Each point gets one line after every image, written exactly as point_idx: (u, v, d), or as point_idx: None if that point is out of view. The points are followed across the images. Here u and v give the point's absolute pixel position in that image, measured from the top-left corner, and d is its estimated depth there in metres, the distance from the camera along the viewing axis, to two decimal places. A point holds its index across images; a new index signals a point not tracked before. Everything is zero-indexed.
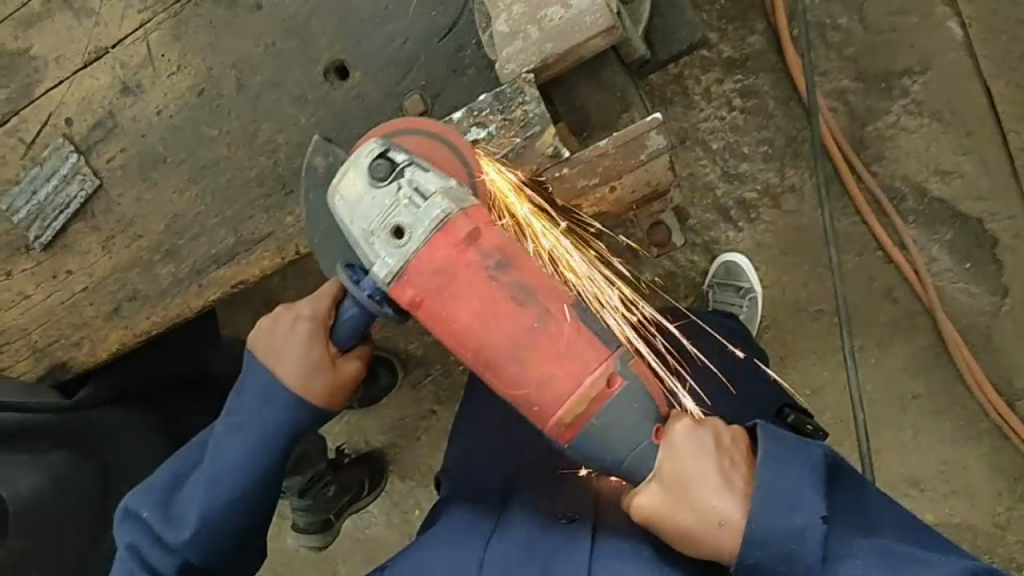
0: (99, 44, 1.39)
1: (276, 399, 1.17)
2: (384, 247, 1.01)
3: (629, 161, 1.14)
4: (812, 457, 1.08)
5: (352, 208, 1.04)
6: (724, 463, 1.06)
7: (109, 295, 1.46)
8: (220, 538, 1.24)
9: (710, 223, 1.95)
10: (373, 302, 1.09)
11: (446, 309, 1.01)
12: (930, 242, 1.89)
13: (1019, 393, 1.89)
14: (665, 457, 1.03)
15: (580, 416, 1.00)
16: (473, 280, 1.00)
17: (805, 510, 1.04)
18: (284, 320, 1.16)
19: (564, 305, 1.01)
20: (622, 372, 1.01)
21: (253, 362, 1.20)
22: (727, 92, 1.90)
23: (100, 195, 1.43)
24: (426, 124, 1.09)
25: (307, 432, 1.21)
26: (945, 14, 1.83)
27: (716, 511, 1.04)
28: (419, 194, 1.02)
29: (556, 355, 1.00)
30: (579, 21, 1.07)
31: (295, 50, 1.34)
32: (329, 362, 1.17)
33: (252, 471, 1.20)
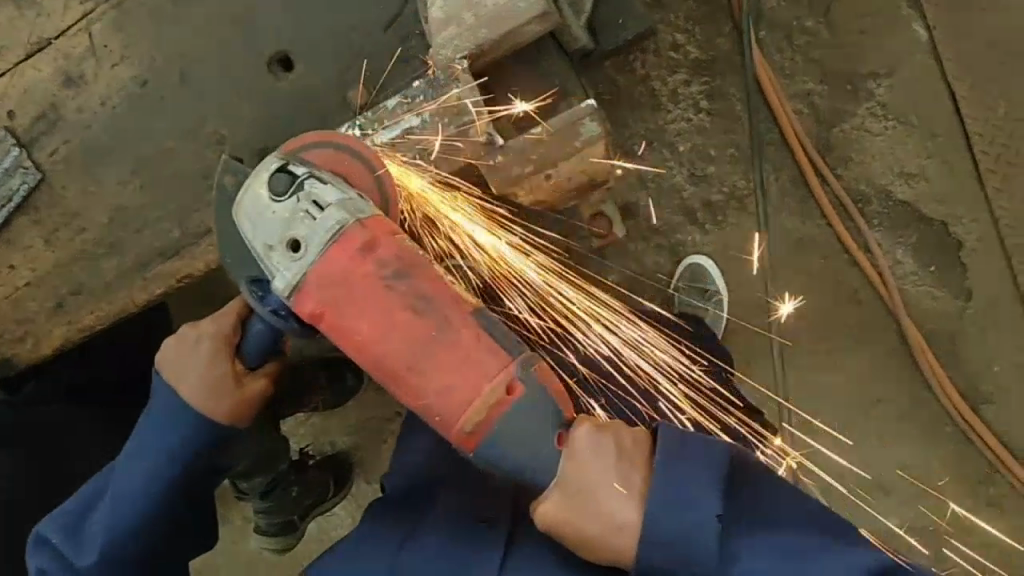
0: (41, 36, 1.38)
1: (177, 420, 1.17)
2: (284, 260, 1.04)
3: (566, 146, 1.21)
4: (710, 455, 1.01)
5: (255, 223, 1.07)
6: (624, 465, 1.01)
7: (53, 290, 1.43)
8: (130, 559, 1.23)
9: (676, 225, 1.90)
10: (277, 317, 1.11)
11: (341, 320, 1.01)
12: (894, 245, 1.87)
13: (983, 397, 1.87)
14: (565, 462, 1.00)
15: (481, 424, 0.98)
16: (368, 290, 1.00)
17: (701, 510, 0.97)
18: (189, 338, 1.17)
19: (462, 313, 1.02)
20: (520, 377, 1.00)
21: (159, 382, 1.20)
22: (694, 95, 1.86)
23: (42, 188, 1.41)
24: (332, 140, 1.13)
25: (209, 450, 1.20)
26: (910, 16, 1.82)
27: (614, 515, 0.99)
28: (316, 206, 1.04)
29: (453, 362, 0.99)
30: (513, 8, 1.14)
31: (240, 40, 1.35)
32: (234, 379, 1.17)
33: (153, 490, 1.20)
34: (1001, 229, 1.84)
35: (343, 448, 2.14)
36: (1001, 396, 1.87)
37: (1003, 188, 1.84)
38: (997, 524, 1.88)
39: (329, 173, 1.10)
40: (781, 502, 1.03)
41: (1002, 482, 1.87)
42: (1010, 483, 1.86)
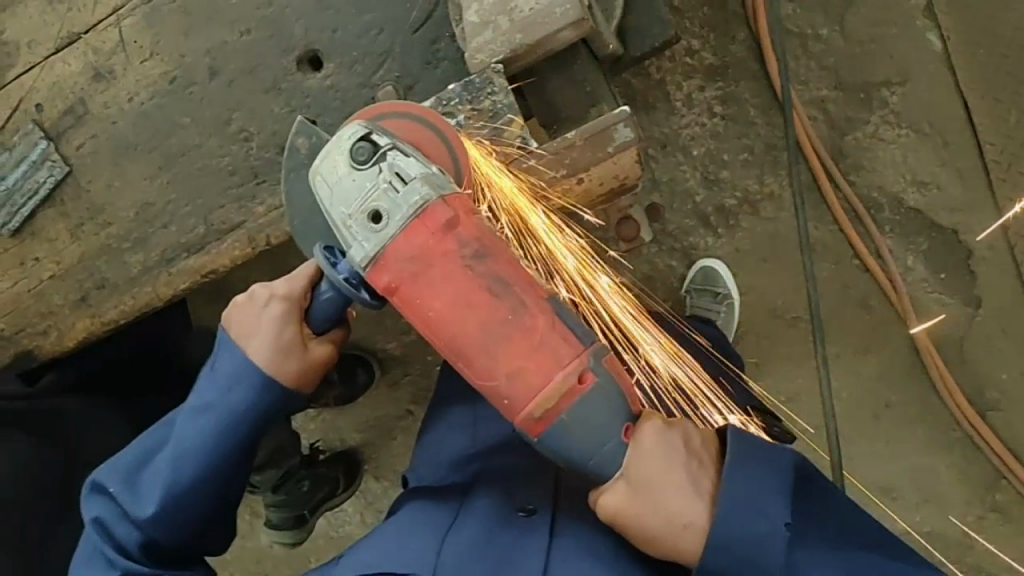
0: (71, 30, 1.40)
1: (245, 378, 1.17)
2: (362, 230, 1.04)
3: (596, 154, 1.21)
4: (783, 465, 1.04)
5: (333, 191, 1.07)
6: (693, 466, 1.04)
7: (78, 283, 1.45)
8: (186, 517, 1.22)
9: (689, 229, 1.91)
10: (349, 285, 1.11)
11: (420, 296, 1.02)
12: (905, 252, 1.88)
13: (990, 403, 1.88)
14: (631, 455, 1.02)
15: (550, 409, 1.00)
16: (449, 268, 1.01)
17: (770, 517, 1.01)
18: (260, 297, 1.17)
19: (539, 298, 1.03)
20: (592, 367, 1.01)
21: (227, 339, 1.20)
22: (709, 99, 1.87)
23: (69, 181, 1.42)
24: (412, 112, 1.12)
25: (275, 413, 1.20)
26: (925, 26, 1.84)
27: (680, 513, 1.01)
28: (399, 179, 1.04)
29: (529, 346, 1.00)
30: (549, 12, 1.14)
31: (268, 39, 1.37)
32: (301, 343, 1.18)
33: (216, 447, 1.19)
34: (1010, 238, 1.85)
35: (354, 445, 2.14)
36: (1008, 403, 1.88)
37: (1013, 198, 1.84)
38: (1002, 529, 1.90)
39: (411, 145, 1.09)
40: (840, 517, 1.09)
41: (1008, 488, 1.88)
42: (1017, 490, 1.87)
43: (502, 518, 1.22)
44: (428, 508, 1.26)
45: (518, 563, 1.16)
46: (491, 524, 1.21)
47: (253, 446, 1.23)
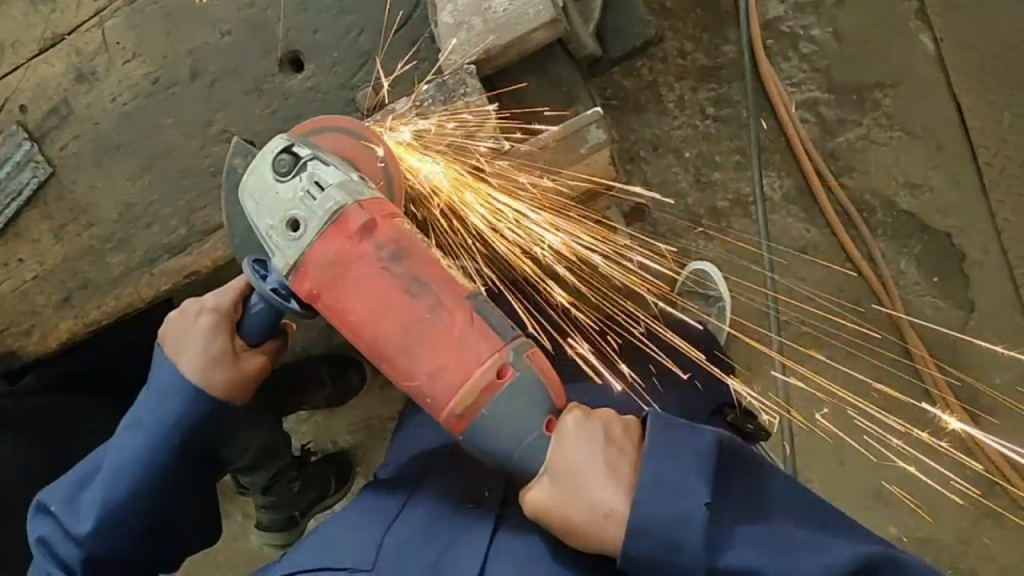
0: (55, 31, 1.41)
1: (176, 389, 1.18)
2: (283, 239, 1.08)
3: (570, 155, 1.20)
4: (703, 446, 0.98)
5: (259, 204, 1.12)
6: (612, 451, 0.98)
7: (61, 284, 1.45)
8: (129, 532, 1.22)
9: (680, 231, 1.90)
10: (278, 296, 1.12)
11: (339, 299, 1.05)
12: (898, 255, 1.87)
13: (983, 407, 1.87)
14: (553, 447, 0.99)
15: (470, 407, 1.00)
16: (365, 271, 1.04)
17: (689, 497, 0.94)
18: (190, 312, 1.19)
19: (457, 295, 1.04)
20: (511, 362, 1.01)
21: (159, 355, 1.21)
22: (700, 101, 1.87)
23: (53, 182, 1.43)
24: (338, 126, 1.17)
25: (208, 423, 1.20)
26: (918, 28, 1.83)
27: (600, 501, 0.96)
28: (317, 187, 1.08)
29: (445, 343, 1.01)
30: (523, 14, 1.15)
31: (252, 40, 1.37)
32: (232, 353, 1.19)
33: (153, 459, 1.20)
34: (1005, 242, 1.85)
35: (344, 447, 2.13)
36: (1002, 408, 1.87)
37: (1006, 201, 1.84)
38: (995, 535, 1.88)
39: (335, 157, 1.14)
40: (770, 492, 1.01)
41: (1000, 493, 1.87)
42: (1009, 494, 1.87)
43: (451, 511, 1.20)
44: (377, 503, 1.26)
45: (459, 558, 1.14)
46: (434, 524, 1.19)
47: (190, 458, 1.23)
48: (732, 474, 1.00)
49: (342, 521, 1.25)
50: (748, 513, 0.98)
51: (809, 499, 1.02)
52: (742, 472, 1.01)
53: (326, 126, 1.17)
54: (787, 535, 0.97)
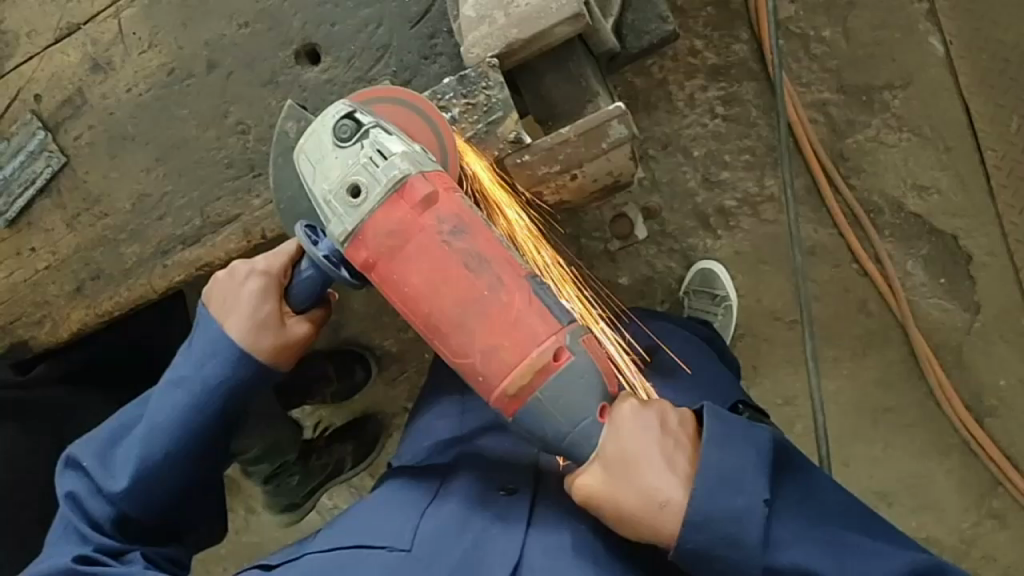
0: (71, 20, 1.40)
1: (222, 351, 1.19)
2: (342, 205, 1.09)
3: (591, 149, 1.20)
4: (760, 443, 1.04)
5: (317, 166, 1.12)
6: (669, 445, 1.02)
7: (73, 274, 1.45)
8: (160, 493, 1.23)
9: (688, 230, 1.91)
10: (329, 263, 1.14)
11: (398, 271, 1.07)
12: (905, 256, 1.87)
13: (987, 409, 1.88)
14: (607, 433, 1.02)
15: (523, 386, 1.03)
16: (427, 242, 1.06)
17: (748, 493, 1.00)
18: (239, 273, 1.19)
19: (516, 275, 1.07)
20: (567, 344, 1.04)
21: (203, 314, 1.22)
22: (710, 100, 1.87)
23: (67, 172, 1.43)
24: (397, 96, 1.18)
25: (252, 387, 1.21)
26: (928, 30, 1.83)
27: (658, 491, 1.00)
28: (380, 155, 1.09)
29: (505, 321, 1.04)
30: (545, 7, 1.14)
31: (267, 32, 1.37)
32: (278, 318, 1.20)
33: (193, 421, 1.21)
34: (1011, 245, 1.84)
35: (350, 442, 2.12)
36: (1006, 410, 1.87)
37: (1014, 204, 1.84)
38: (997, 536, 1.89)
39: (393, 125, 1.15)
40: (822, 495, 1.08)
41: (1003, 495, 1.88)
42: (1013, 497, 1.87)
43: (480, 497, 1.21)
44: (407, 487, 1.26)
45: (499, 540, 1.15)
46: (467, 504, 1.20)
47: (228, 422, 1.24)
48: (783, 474, 1.07)
49: (372, 505, 1.25)
50: (800, 513, 1.06)
51: (852, 500, 1.11)
52: (793, 474, 1.08)
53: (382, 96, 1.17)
54: (838, 538, 1.05)
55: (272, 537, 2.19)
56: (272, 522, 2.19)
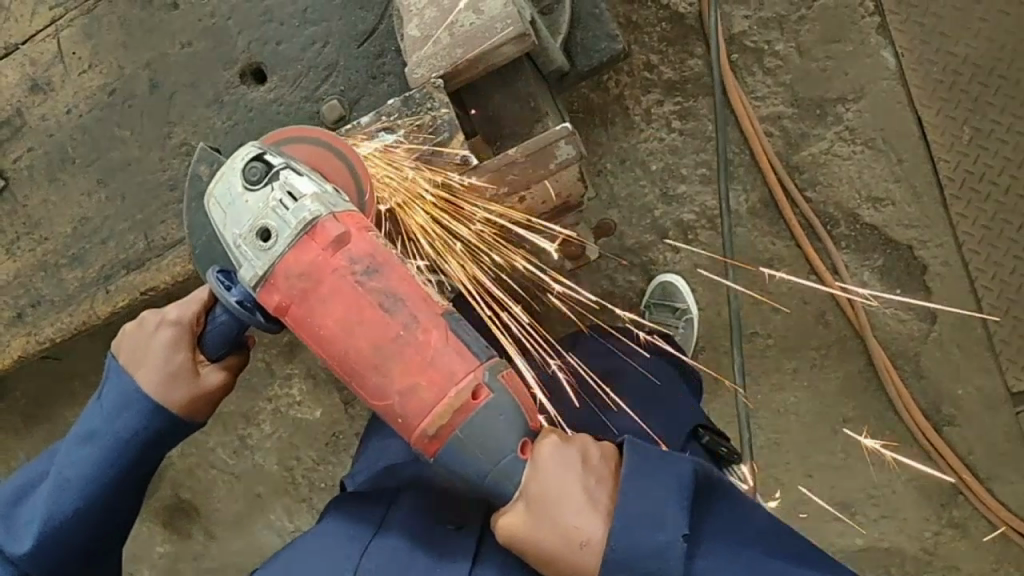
0: (8, 40, 1.41)
1: (132, 406, 1.15)
2: (253, 249, 1.07)
3: (538, 170, 1.19)
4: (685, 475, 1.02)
5: (225, 211, 1.10)
6: (589, 480, 1.02)
7: (14, 300, 1.46)
8: (63, 553, 1.18)
9: (647, 244, 1.90)
10: (243, 309, 1.11)
11: (311, 315, 1.05)
12: (860, 267, 1.88)
13: (946, 418, 1.89)
14: (529, 472, 1.03)
15: (443, 428, 1.02)
16: (339, 283, 1.04)
17: (669, 529, 0.97)
18: (149, 323, 1.16)
19: (430, 313, 1.06)
20: (485, 382, 1.04)
21: (115, 366, 1.18)
22: (666, 114, 1.86)
23: (6, 195, 1.43)
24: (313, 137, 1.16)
25: (164, 441, 1.17)
26: (879, 43, 1.84)
27: (577, 529, 0.99)
28: (290, 197, 1.07)
29: (417, 363, 1.03)
30: (491, 26, 1.13)
31: (211, 51, 1.37)
32: (192, 369, 1.16)
33: (101, 479, 1.16)
34: (965, 255, 1.85)
35: (310, 465, 2.07)
36: (965, 418, 1.89)
37: (967, 214, 1.85)
38: (958, 545, 1.90)
39: (305, 164, 1.13)
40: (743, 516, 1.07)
41: (964, 504, 1.89)
42: (973, 505, 1.88)
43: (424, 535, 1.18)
44: (351, 518, 1.23)
45: None
46: (413, 543, 1.17)
47: (145, 475, 1.20)
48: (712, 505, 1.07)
49: (313, 544, 1.21)
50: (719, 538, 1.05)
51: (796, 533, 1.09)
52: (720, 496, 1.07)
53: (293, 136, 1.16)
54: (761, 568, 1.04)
55: (233, 563, 2.14)
56: (232, 548, 2.14)
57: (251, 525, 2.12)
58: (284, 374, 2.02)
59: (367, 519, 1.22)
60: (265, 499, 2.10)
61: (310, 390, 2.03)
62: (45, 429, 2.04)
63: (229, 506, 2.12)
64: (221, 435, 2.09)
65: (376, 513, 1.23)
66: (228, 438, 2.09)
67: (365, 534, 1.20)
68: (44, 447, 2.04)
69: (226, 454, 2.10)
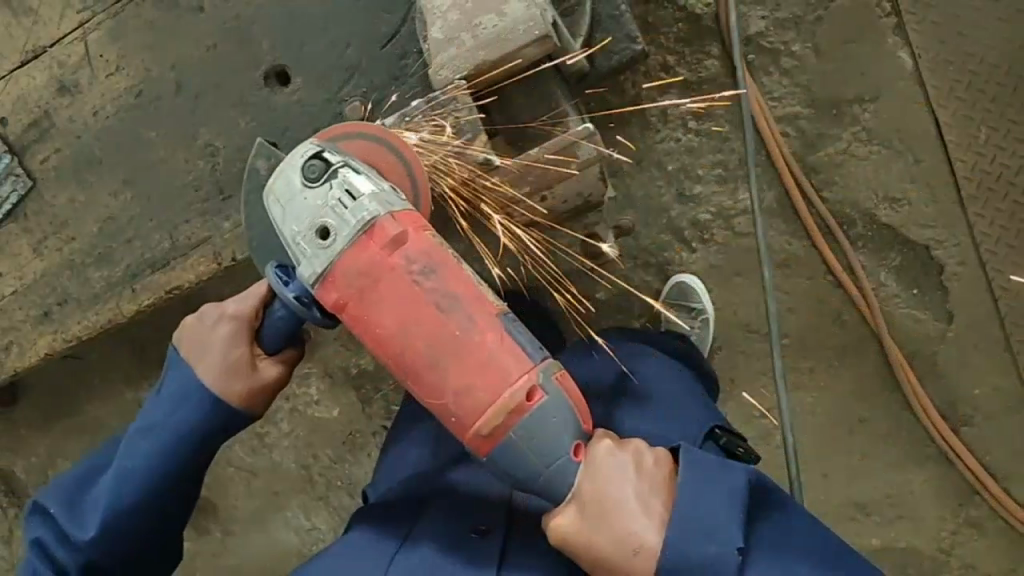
0: (37, 43, 1.43)
1: (193, 398, 1.18)
2: (312, 247, 1.09)
3: (560, 169, 1.21)
4: (738, 486, 1.04)
5: (287, 207, 1.12)
6: (643, 489, 1.05)
7: (42, 299, 1.48)
8: (125, 541, 1.21)
9: (664, 244, 1.91)
10: (300, 303, 1.15)
11: (368, 314, 1.07)
12: (877, 268, 1.89)
13: (963, 419, 1.89)
14: (584, 476, 1.06)
15: (497, 427, 1.04)
16: (395, 283, 1.06)
17: (721, 540, 1.01)
18: (211, 317, 1.19)
19: (488, 314, 1.07)
20: (540, 383, 1.05)
21: (175, 359, 1.21)
22: (682, 114, 1.87)
23: (33, 195, 1.46)
24: (371, 133, 1.19)
25: (222, 434, 1.21)
26: (896, 43, 1.84)
27: (630, 537, 1.02)
28: (349, 195, 1.09)
29: (473, 362, 1.04)
30: (513, 29, 1.14)
31: (235, 53, 1.39)
32: (250, 362, 1.19)
33: (162, 469, 1.19)
34: (982, 255, 1.85)
35: (328, 463, 2.09)
36: (982, 419, 1.89)
37: (985, 214, 1.85)
38: (975, 545, 1.90)
39: (364, 163, 1.15)
40: (791, 528, 1.08)
41: (981, 504, 1.89)
42: (990, 506, 1.88)
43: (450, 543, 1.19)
44: (375, 531, 1.23)
45: None
46: (441, 554, 1.17)
47: (202, 467, 1.23)
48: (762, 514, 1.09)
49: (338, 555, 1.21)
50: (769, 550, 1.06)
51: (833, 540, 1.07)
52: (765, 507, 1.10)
53: (350, 133, 1.18)
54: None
55: (253, 560, 2.16)
56: (252, 544, 2.16)
57: (270, 522, 2.14)
58: (302, 373, 2.04)
59: (392, 528, 1.23)
60: (283, 497, 2.12)
61: (329, 389, 2.05)
62: (68, 426, 2.07)
63: (249, 503, 2.14)
64: (241, 433, 2.11)
65: (397, 531, 1.23)
66: (248, 436, 2.11)
67: (389, 548, 1.20)
68: (67, 445, 2.07)
69: (245, 451, 2.12)
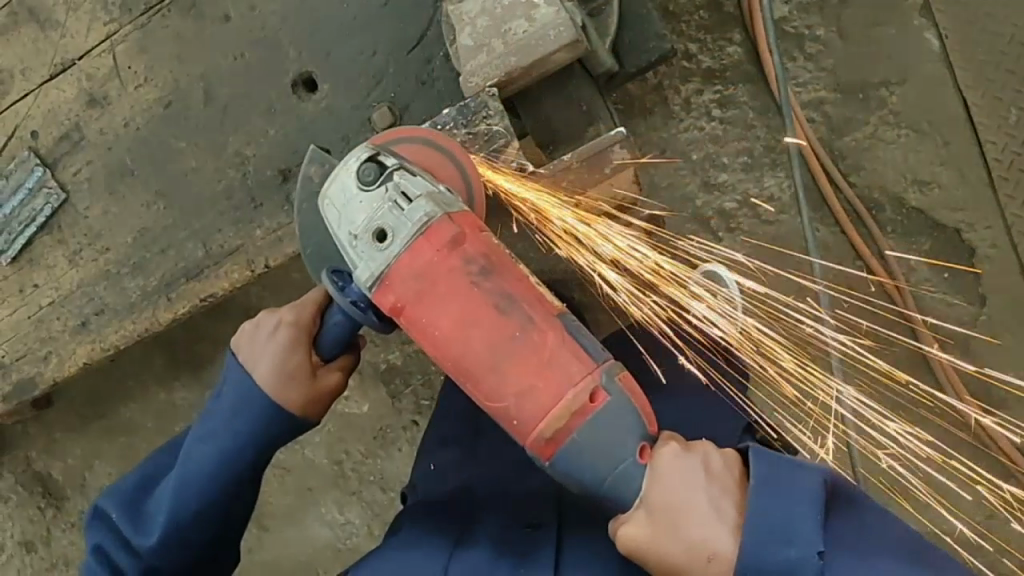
0: (65, 56, 1.45)
1: (251, 404, 1.19)
2: (368, 249, 1.09)
3: (594, 174, 1.29)
4: (812, 486, 0.99)
5: (344, 210, 1.13)
6: (713, 493, 1.02)
7: (78, 309, 1.50)
8: (183, 549, 1.23)
9: (691, 233, 1.88)
10: (358, 309, 1.15)
11: (425, 314, 1.07)
12: (907, 251, 1.85)
13: (997, 402, 1.86)
14: (650, 479, 1.03)
15: (560, 430, 1.03)
16: (453, 284, 1.06)
17: (800, 544, 0.96)
18: (267, 325, 1.20)
19: (546, 315, 1.07)
20: (603, 384, 1.04)
21: (232, 364, 1.22)
22: (707, 103, 1.86)
23: (66, 207, 1.47)
24: (424, 137, 1.19)
25: (279, 440, 1.22)
26: (922, 25, 1.82)
27: (704, 543, 0.99)
28: (404, 197, 1.10)
29: (535, 363, 1.04)
30: (544, 35, 1.20)
31: (261, 60, 1.41)
32: (310, 369, 1.20)
33: (221, 477, 1.20)
34: (1014, 237, 1.84)
35: (359, 458, 2.11)
36: (1016, 402, 1.86)
37: (1016, 195, 1.83)
38: None
39: (417, 166, 1.16)
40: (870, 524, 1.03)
41: None
42: None
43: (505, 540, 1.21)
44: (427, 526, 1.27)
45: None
46: (495, 551, 1.20)
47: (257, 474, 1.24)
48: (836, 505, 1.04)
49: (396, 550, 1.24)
50: (847, 551, 1.00)
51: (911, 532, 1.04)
52: (842, 505, 1.04)
53: (405, 138, 1.19)
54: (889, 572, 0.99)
55: (286, 557, 2.17)
56: (284, 541, 2.17)
57: (303, 517, 2.15)
58: None
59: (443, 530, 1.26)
60: (316, 492, 2.14)
61: (358, 385, 2.07)
62: (105, 428, 2.10)
63: (283, 500, 2.16)
64: None
65: (450, 530, 1.26)
66: None
67: (444, 549, 1.22)
68: (105, 447, 2.10)
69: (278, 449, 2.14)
